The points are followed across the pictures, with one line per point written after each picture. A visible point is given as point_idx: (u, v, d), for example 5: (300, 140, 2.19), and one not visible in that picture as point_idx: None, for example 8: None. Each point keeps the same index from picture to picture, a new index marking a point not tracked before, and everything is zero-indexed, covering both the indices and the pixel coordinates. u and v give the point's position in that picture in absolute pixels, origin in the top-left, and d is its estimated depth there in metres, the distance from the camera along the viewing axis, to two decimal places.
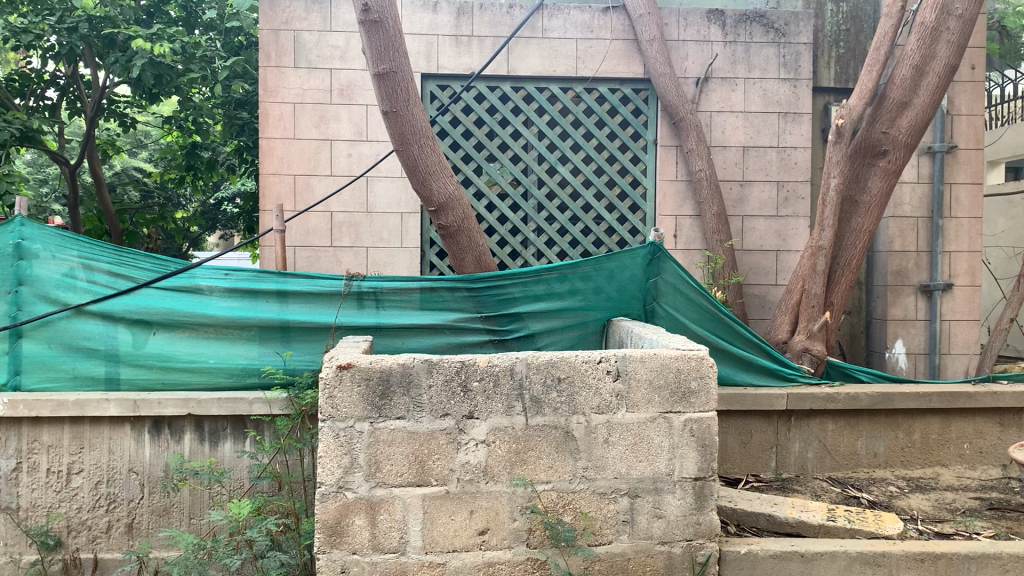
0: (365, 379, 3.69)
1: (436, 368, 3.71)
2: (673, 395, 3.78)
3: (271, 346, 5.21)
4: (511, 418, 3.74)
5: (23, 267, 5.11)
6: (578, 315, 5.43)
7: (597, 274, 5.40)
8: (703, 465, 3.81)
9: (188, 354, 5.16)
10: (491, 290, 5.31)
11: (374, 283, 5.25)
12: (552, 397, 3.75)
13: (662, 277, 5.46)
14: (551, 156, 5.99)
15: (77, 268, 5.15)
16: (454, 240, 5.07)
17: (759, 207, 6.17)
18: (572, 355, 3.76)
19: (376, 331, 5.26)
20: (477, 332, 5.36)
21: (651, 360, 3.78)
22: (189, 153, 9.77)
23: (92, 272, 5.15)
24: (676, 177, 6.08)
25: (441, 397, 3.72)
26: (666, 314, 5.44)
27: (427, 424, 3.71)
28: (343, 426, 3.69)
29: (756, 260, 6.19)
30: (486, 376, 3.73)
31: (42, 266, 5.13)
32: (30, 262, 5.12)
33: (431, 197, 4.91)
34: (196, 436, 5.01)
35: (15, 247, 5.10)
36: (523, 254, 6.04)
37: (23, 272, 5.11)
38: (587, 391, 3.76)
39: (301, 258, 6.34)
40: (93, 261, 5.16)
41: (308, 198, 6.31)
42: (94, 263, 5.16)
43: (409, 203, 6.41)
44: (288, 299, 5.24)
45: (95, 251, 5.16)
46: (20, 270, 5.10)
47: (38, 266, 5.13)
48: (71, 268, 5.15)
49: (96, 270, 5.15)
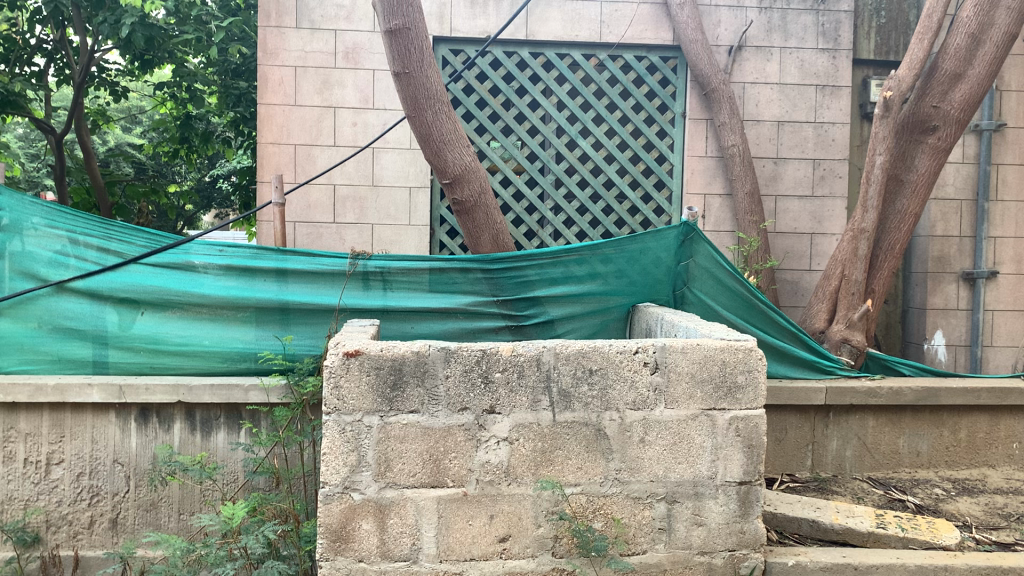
0: (374, 367, 3.30)
1: (454, 357, 3.32)
2: (719, 389, 3.40)
3: (268, 330, 4.81)
4: (536, 413, 3.36)
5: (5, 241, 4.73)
6: (600, 300, 5.05)
7: (620, 256, 5.01)
8: (749, 468, 3.44)
9: (178, 336, 4.76)
10: (507, 272, 4.91)
11: (381, 262, 4.87)
12: (583, 391, 3.36)
13: (693, 260, 5.08)
14: (571, 129, 5.57)
15: (62, 244, 4.74)
16: (470, 217, 4.67)
17: (793, 186, 5.78)
18: (606, 344, 3.36)
19: (383, 314, 4.87)
20: (492, 318, 4.97)
21: (695, 351, 3.39)
22: (182, 125, 9.14)
23: (78, 248, 4.75)
24: (705, 153, 5.67)
25: (459, 389, 3.34)
26: (696, 300, 5.08)
27: (443, 419, 3.33)
28: (349, 420, 3.30)
29: (790, 243, 5.81)
30: (510, 367, 3.34)
31: (24, 242, 4.73)
32: (11, 237, 4.73)
33: (446, 169, 4.50)
34: (186, 426, 4.62)
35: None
36: (540, 233, 5.62)
37: (4, 248, 4.72)
38: (622, 385, 3.37)
39: (301, 235, 5.94)
40: (79, 236, 4.75)
41: (309, 169, 5.90)
42: (80, 238, 4.75)
43: (417, 176, 6.00)
44: (287, 278, 4.84)
45: (82, 225, 4.76)
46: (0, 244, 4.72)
47: (20, 241, 4.73)
48: (53, 242, 4.74)
49: (84, 245, 4.74)
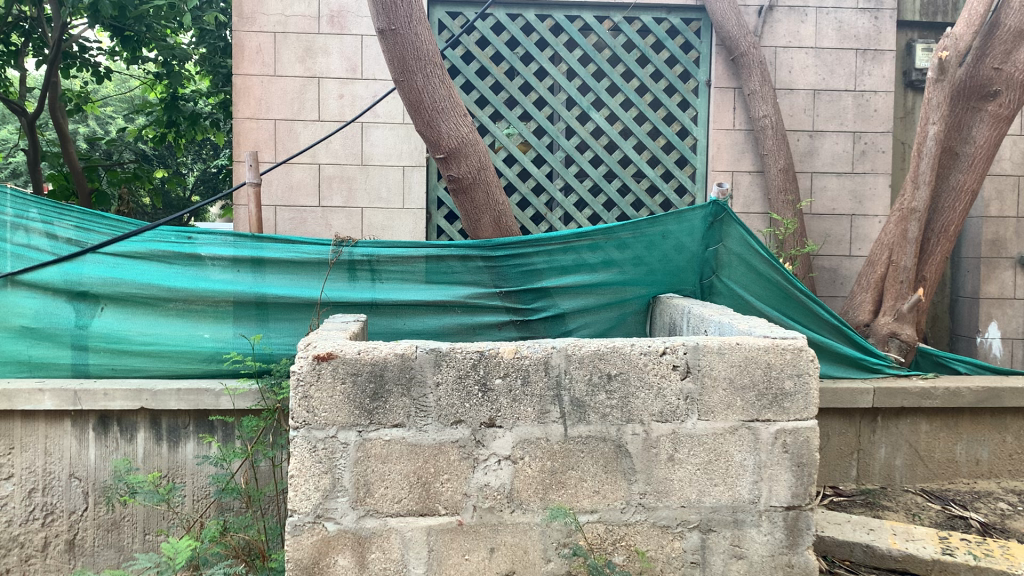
0: (350, 374, 2.77)
1: (445, 361, 2.78)
2: (762, 396, 2.85)
3: (243, 327, 4.28)
4: (544, 427, 2.81)
5: (6, 236, 4.21)
6: (616, 291, 4.49)
7: (638, 242, 4.46)
8: (799, 490, 2.89)
9: (142, 335, 4.23)
10: (512, 260, 4.37)
11: (368, 249, 4.35)
12: (600, 400, 2.82)
13: (723, 244, 4.52)
14: (583, 101, 4.96)
15: (40, 238, 4.22)
16: (468, 196, 4.08)
17: (830, 163, 5.21)
18: (625, 343, 2.81)
19: (371, 309, 4.34)
20: (495, 312, 4.43)
21: (734, 352, 2.83)
22: (167, 107, 8.58)
23: (57, 244, 4.22)
24: (734, 126, 5.10)
25: (451, 399, 2.80)
26: (726, 290, 4.51)
27: (433, 434, 2.79)
28: (322, 437, 2.77)
29: (828, 227, 5.24)
30: (512, 372, 2.79)
31: (18, 237, 4.21)
32: (9, 234, 4.21)
33: (441, 142, 3.93)
34: (151, 436, 4.09)
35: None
36: (548, 217, 5.03)
37: (3, 244, 4.19)
38: (645, 392, 2.82)
39: (284, 220, 5.41)
40: (57, 229, 4.23)
41: (291, 147, 5.36)
42: (58, 232, 4.23)
43: (411, 154, 5.45)
44: (264, 269, 4.30)
45: (60, 216, 4.23)
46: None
47: (24, 236, 4.22)
48: (30, 233, 4.22)
49: (61, 237, 4.22)
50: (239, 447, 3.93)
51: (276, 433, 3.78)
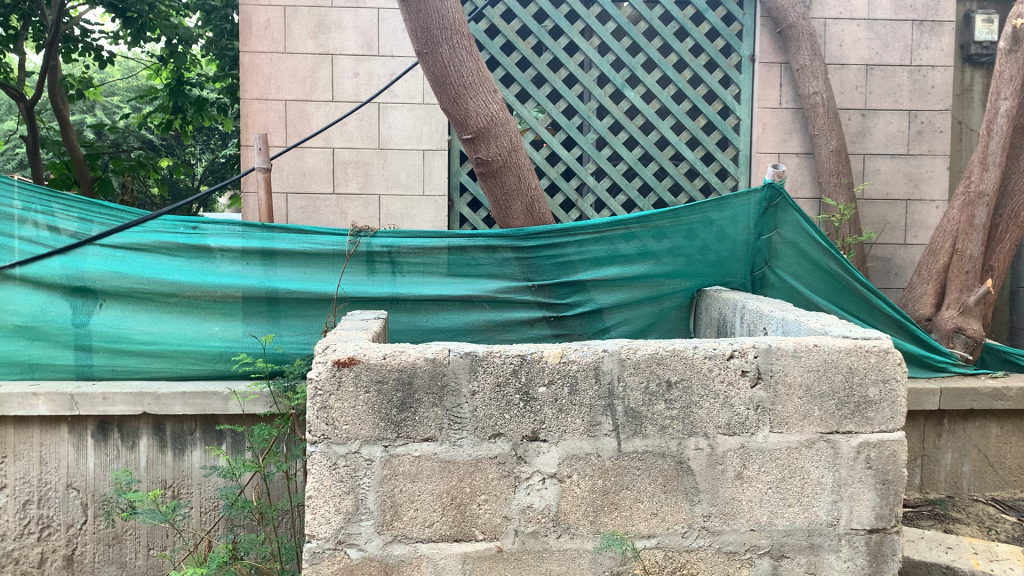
0: (375, 382, 2.43)
1: (482, 367, 2.45)
2: (843, 405, 2.51)
3: (252, 325, 3.95)
4: (594, 441, 2.47)
5: (14, 230, 3.87)
6: (657, 284, 4.14)
7: (677, 231, 4.11)
8: (884, 511, 2.54)
9: (144, 333, 3.90)
10: (544, 251, 4.02)
11: (387, 240, 4.01)
12: (658, 411, 2.48)
13: (778, 233, 4.15)
14: (617, 78, 4.59)
15: (42, 232, 3.89)
16: (498, 180, 3.72)
17: (885, 143, 5.04)
18: (687, 345, 2.47)
19: (392, 304, 4.01)
20: (526, 307, 4.09)
21: (812, 356, 2.50)
22: (173, 92, 8.27)
23: (60, 237, 3.89)
24: (780, 105, 4.77)
25: (489, 410, 2.46)
26: (779, 282, 4.16)
27: (468, 450, 2.46)
28: (343, 453, 2.44)
29: (882, 212, 5.08)
30: (558, 379, 2.45)
31: (26, 231, 3.88)
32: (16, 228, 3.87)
33: (469, 121, 3.59)
34: (155, 443, 3.77)
35: (7, 207, 3.88)
36: (579, 204, 4.66)
37: (11, 240, 3.86)
38: (710, 401, 2.48)
39: (295, 208, 5.09)
40: (58, 221, 3.90)
41: (303, 130, 5.02)
42: (60, 224, 3.90)
43: (432, 137, 5.11)
44: (275, 262, 3.97)
45: (61, 208, 3.89)
46: (6, 234, 3.86)
47: (32, 230, 3.88)
48: (30, 226, 3.88)
49: (63, 230, 3.90)
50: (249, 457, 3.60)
51: (289, 444, 3.45)
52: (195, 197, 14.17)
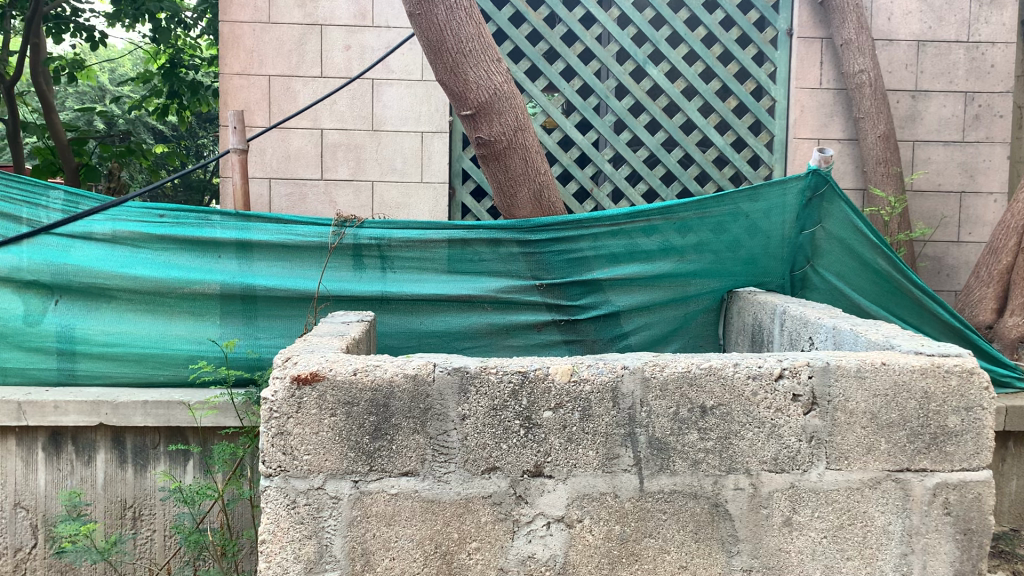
0: (341, 404, 1.99)
1: (474, 386, 2.00)
2: (917, 438, 2.05)
3: (226, 326, 3.52)
4: (611, 478, 2.02)
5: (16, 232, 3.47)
6: (682, 284, 3.68)
7: (706, 224, 3.65)
8: (965, 567, 2.07)
9: (104, 335, 3.47)
10: (555, 246, 3.57)
11: (377, 230, 3.57)
12: (689, 442, 2.02)
13: (821, 227, 3.68)
14: (639, 53, 4.10)
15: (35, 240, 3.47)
16: (502, 163, 3.24)
17: (937, 129, 4.72)
18: (725, 363, 2.03)
19: (381, 304, 3.57)
20: (534, 309, 3.64)
21: (879, 377, 2.04)
22: (166, 75, 7.81)
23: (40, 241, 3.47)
24: (821, 84, 4.35)
25: (482, 439, 2.01)
26: (823, 284, 3.69)
27: (455, 487, 2.01)
28: (304, 489, 2.00)
29: (933, 205, 4.77)
30: (568, 402, 2.00)
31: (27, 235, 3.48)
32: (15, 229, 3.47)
33: (469, 94, 3.13)
34: (113, 458, 3.34)
35: (15, 206, 3.47)
36: (595, 193, 4.19)
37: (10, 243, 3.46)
38: (754, 431, 2.03)
39: (280, 195, 4.68)
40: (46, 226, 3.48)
41: (288, 108, 4.62)
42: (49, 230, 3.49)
43: (431, 118, 4.68)
44: (251, 255, 3.54)
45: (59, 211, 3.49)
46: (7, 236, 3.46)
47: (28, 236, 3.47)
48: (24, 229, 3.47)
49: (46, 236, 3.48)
50: (212, 481, 3.24)
51: (254, 467, 3.10)
52: (194, 185, 13.88)
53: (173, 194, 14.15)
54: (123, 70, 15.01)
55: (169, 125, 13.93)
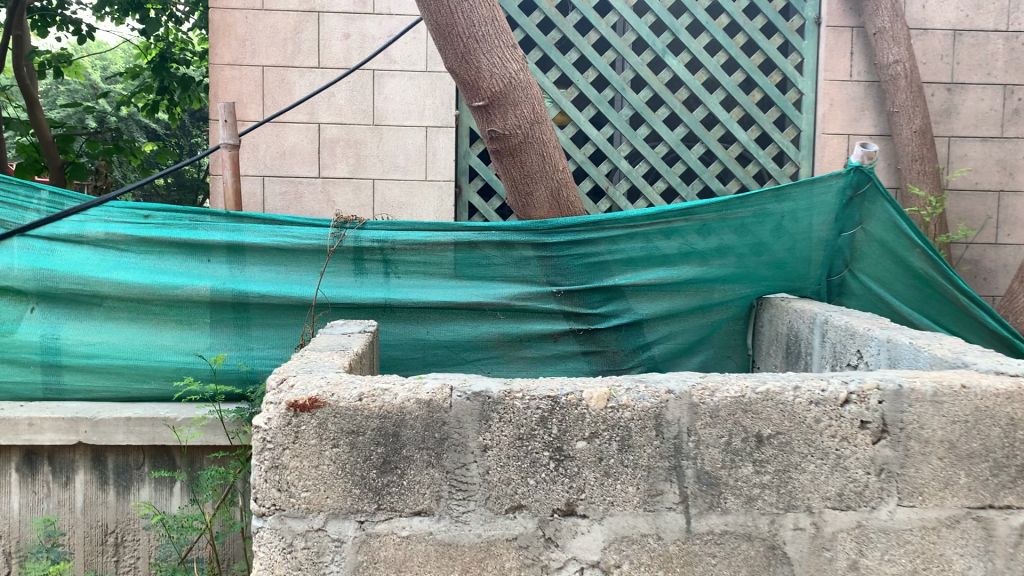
0: (345, 435, 1.74)
1: (496, 413, 1.75)
2: (1002, 471, 1.80)
3: (216, 336, 3.25)
4: (653, 518, 1.76)
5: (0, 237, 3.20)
6: (707, 291, 3.43)
7: (734, 226, 3.40)
8: None
9: (83, 345, 3.20)
10: (571, 249, 3.32)
11: (380, 232, 3.30)
12: (742, 476, 1.77)
13: (862, 228, 3.41)
14: (658, 43, 3.85)
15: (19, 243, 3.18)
16: (516, 160, 3.03)
17: (974, 124, 4.52)
18: (784, 387, 1.78)
19: (384, 312, 3.31)
20: (549, 317, 3.39)
21: (958, 402, 1.79)
22: (156, 69, 7.49)
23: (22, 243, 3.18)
24: (851, 77, 4.21)
25: (507, 473, 1.76)
26: (860, 290, 3.45)
27: (475, 529, 1.76)
28: (301, 531, 1.75)
29: (971, 205, 4.57)
30: (604, 432, 1.74)
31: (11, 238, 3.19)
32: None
33: (482, 83, 2.91)
34: (93, 479, 3.08)
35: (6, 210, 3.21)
36: (610, 192, 3.94)
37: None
38: (817, 463, 1.78)
39: (274, 194, 4.42)
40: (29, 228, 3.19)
41: (282, 101, 4.36)
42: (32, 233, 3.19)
43: (435, 112, 4.43)
44: (244, 259, 3.28)
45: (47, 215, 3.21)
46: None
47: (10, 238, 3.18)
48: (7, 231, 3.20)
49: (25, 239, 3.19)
50: (199, 509, 2.99)
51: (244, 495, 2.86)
52: (187, 184, 13.61)
53: (165, 194, 13.84)
54: (114, 67, 14.71)
55: (162, 123, 13.66)
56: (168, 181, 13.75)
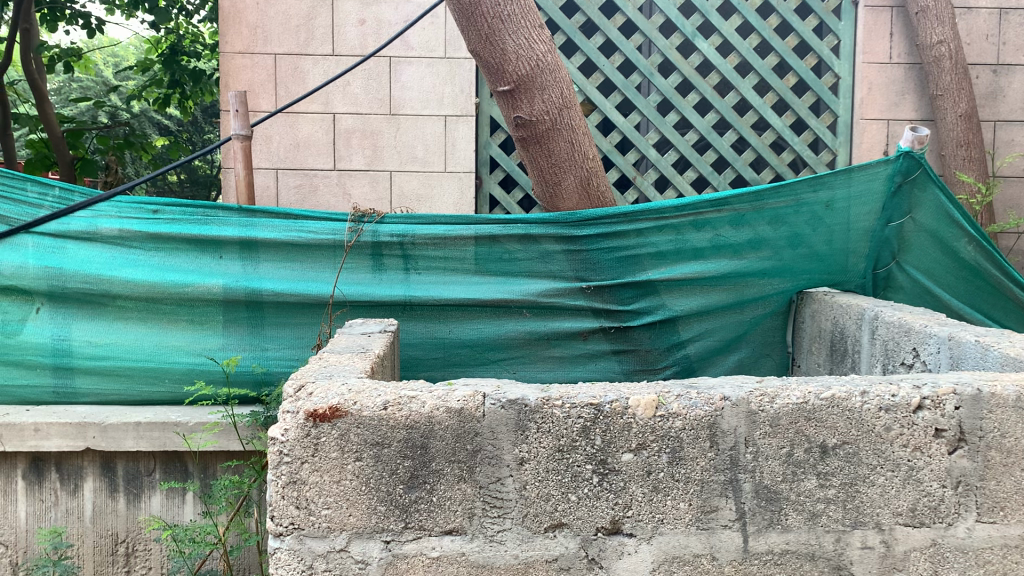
0: (370, 447, 1.59)
1: (534, 422, 1.59)
2: None
3: (229, 336, 3.11)
4: (707, 536, 1.61)
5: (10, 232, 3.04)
6: (743, 285, 3.26)
7: (773, 217, 3.23)
8: None
9: (91, 347, 3.06)
10: (602, 243, 3.17)
11: (399, 226, 3.15)
12: (805, 491, 1.61)
13: (911, 218, 3.24)
14: (688, 25, 3.69)
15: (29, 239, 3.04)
16: (544, 147, 2.94)
17: (1020, 108, 4.34)
18: (851, 393, 1.62)
19: (403, 310, 3.16)
20: (577, 314, 3.23)
21: None
22: (167, 63, 7.34)
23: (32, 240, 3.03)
24: (891, 59, 4.08)
25: (546, 488, 1.60)
26: (908, 283, 3.29)
27: (511, 548, 1.61)
28: (323, 552, 1.60)
29: (1017, 193, 4.39)
30: (652, 442, 1.59)
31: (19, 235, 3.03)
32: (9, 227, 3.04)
33: (507, 67, 2.85)
34: (103, 486, 2.95)
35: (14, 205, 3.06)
36: (638, 181, 3.80)
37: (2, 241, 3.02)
38: (888, 476, 1.61)
39: (288, 187, 4.29)
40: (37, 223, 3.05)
41: (296, 91, 4.22)
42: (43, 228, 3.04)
43: (454, 100, 4.27)
44: (257, 255, 3.13)
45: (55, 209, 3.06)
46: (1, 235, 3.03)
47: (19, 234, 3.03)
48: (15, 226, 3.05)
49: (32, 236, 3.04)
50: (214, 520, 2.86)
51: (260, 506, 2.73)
52: (200, 180, 13.53)
53: (179, 190, 13.72)
54: (126, 63, 14.60)
55: (174, 119, 13.57)
56: (181, 177, 13.64)
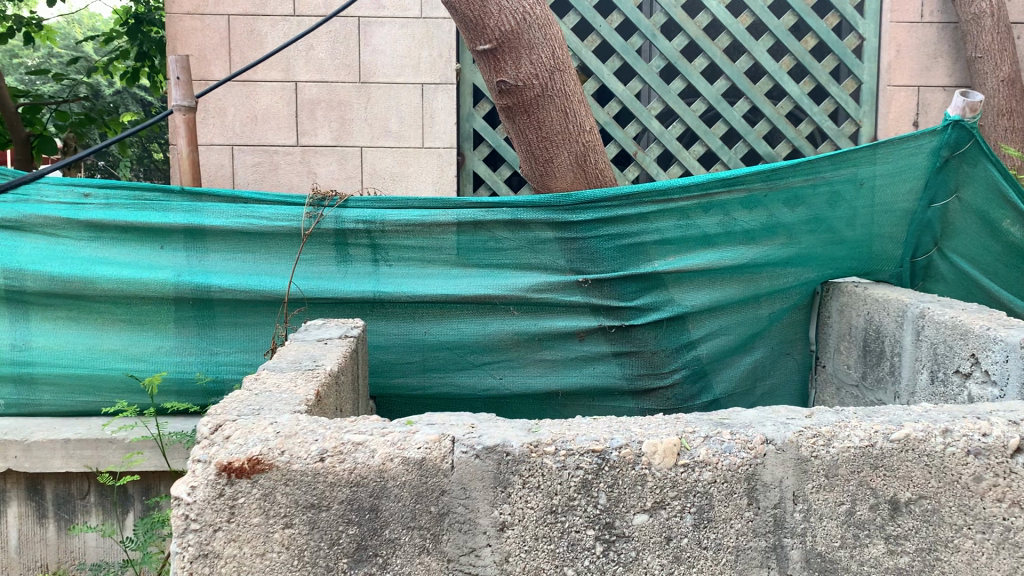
0: (299, 513, 1.21)
1: (519, 476, 1.22)
2: None
3: (173, 338, 2.72)
4: None
5: None
6: (760, 276, 2.88)
7: (793, 198, 2.84)
8: None
9: (14, 351, 2.67)
10: (600, 229, 2.79)
11: (367, 210, 2.76)
12: (872, 562, 1.23)
13: (956, 198, 2.87)
14: None
15: None
16: (531, 115, 2.58)
17: None
18: (930, 432, 1.25)
19: (374, 306, 2.78)
20: (572, 309, 2.84)
21: None
22: (131, 33, 6.89)
23: None
24: (921, 18, 3.76)
25: (534, 561, 1.22)
26: (949, 272, 2.94)
27: None
28: None
29: None
30: (672, 500, 1.21)
31: None
32: None
33: (487, 21, 2.47)
34: (29, 511, 2.57)
35: None
36: (640, 156, 3.42)
37: None
38: (978, 539, 1.24)
39: (245, 165, 3.89)
40: None
41: (253, 56, 3.81)
42: None
43: (432, 67, 3.86)
44: (204, 245, 2.73)
45: None
46: None
47: None
48: None
49: None
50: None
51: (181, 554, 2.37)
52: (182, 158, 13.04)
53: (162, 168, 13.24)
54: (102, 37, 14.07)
55: (153, 95, 13.06)
56: (166, 156, 13.15)
